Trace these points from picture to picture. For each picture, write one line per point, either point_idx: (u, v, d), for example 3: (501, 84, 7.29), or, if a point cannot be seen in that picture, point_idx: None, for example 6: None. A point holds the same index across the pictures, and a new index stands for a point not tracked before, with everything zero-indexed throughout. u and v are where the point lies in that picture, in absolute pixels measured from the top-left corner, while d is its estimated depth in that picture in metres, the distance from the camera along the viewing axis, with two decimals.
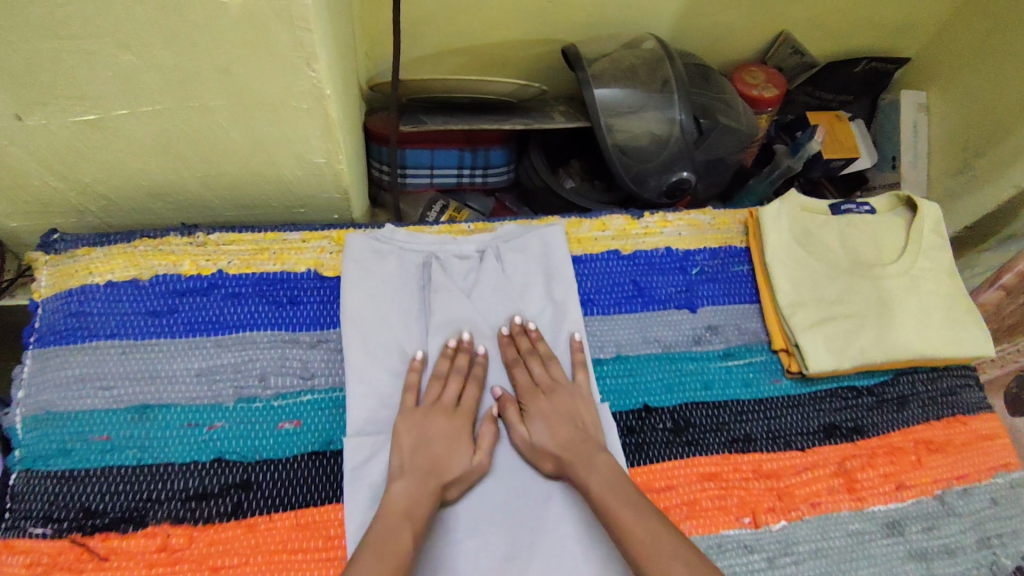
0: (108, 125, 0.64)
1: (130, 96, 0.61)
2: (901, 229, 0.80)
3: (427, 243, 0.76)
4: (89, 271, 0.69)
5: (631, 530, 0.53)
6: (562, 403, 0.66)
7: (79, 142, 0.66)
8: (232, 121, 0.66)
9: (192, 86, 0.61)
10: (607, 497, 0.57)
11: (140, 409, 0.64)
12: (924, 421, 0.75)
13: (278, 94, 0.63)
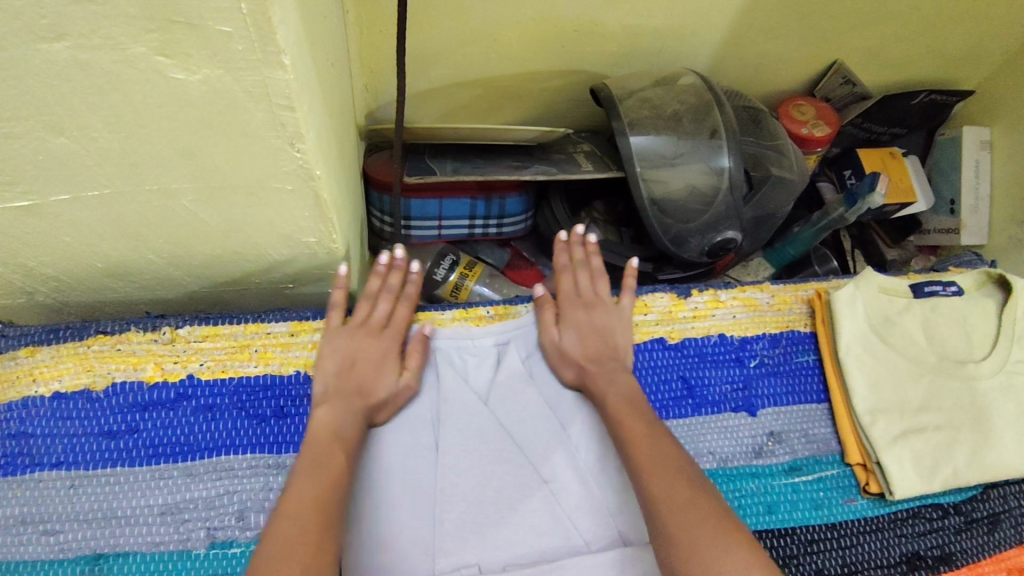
0: (46, 211, 0.51)
1: (71, 181, 0.48)
2: (992, 316, 0.69)
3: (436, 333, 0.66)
4: (32, 378, 0.58)
5: (638, 446, 0.52)
6: (597, 317, 0.65)
7: (11, 229, 0.53)
8: (202, 203, 0.53)
9: (149, 166, 0.48)
10: (623, 414, 0.56)
11: (91, 560, 0.52)
12: (1017, 544, 0.64)
13: (256, 175, 0.51)
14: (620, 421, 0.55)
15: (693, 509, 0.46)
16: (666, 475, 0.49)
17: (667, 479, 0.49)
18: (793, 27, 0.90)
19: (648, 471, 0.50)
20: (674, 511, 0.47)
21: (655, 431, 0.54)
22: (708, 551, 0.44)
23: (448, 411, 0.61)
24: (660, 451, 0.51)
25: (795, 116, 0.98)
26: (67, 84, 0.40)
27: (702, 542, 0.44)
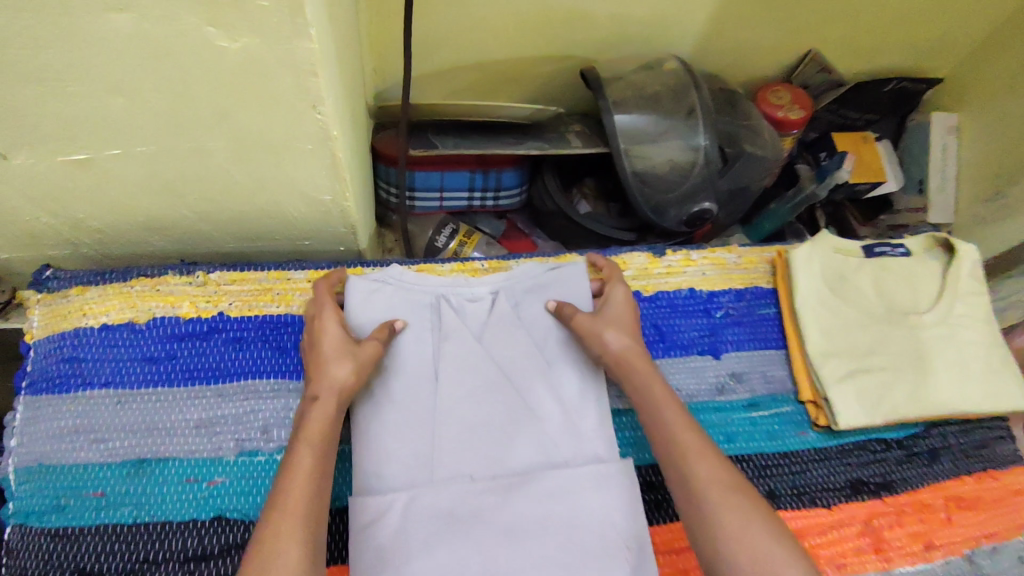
0: (99, 164, 0.60)
1: (122, 137, 0.57)
2: (938, 274, 0.76)
3: (440, 282, 0.73)
4: (82, 313, 0.66)
5: (703, 471, 0.55)
6: (609, 317, 0.68)
7: (69, 184, 0.61)
8: (233, 161, 0.61)
9: (189, 127, 0.57)
10: (678, 426, 0.58)
11: (136, 463, 0.60)
12: (954, 476, 0.72)
13: (281, 136, 0.59)
14: (675, 433, 0.58)
15: (755, 537, 0.50)
16: (726, 497, 0.53)
17: (732, 504, 0.52)
18: (768, 17, 0.98)
19: (708, 494, 0.53)
20: (737, 538, 0.51)
21: (707, 448, 0.57)
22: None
23: (446, 344, 0.68)
24: (717, 476, 0.54)
25: (772, 101, 1.05)
26: (129, 51, 0.48)
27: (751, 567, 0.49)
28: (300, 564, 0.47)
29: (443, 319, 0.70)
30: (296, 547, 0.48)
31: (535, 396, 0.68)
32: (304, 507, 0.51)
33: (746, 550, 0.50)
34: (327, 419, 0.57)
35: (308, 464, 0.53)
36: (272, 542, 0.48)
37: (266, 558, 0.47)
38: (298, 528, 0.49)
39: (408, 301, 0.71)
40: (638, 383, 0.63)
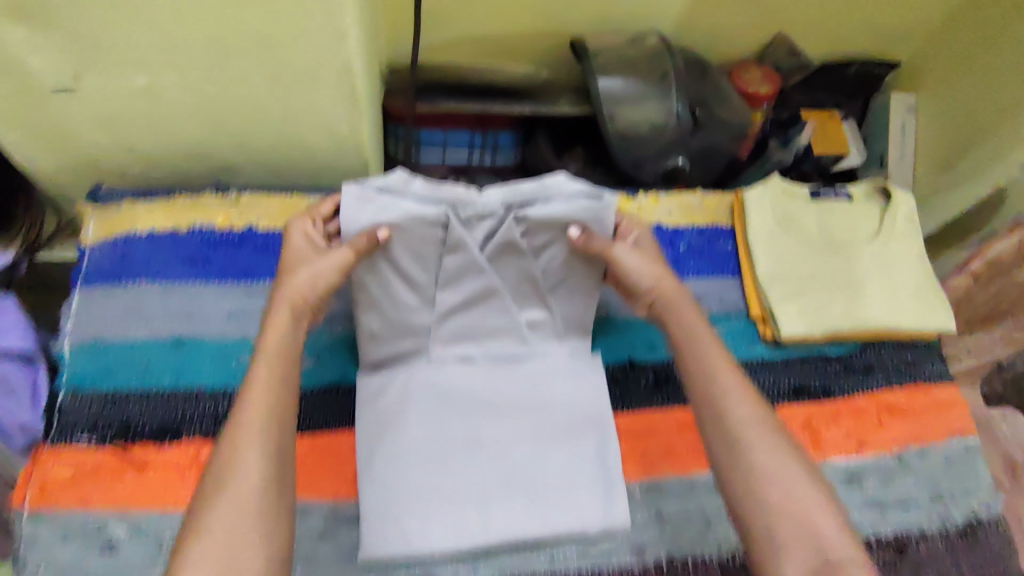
0: (156, 89, 0.69)
1: (179, 62, 0.66)
2: (876, 215, 0.87)
3: (450, 192, 0.70)
4: (131, 221, 0.76)
5: (739, 414, 0.62)
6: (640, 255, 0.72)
7: (127, 107, 0.70)
8: (269, 90, 0.71)
9: (237, 57, 0.67)
10: (719, 367, 0.65)
11: (177, 342, 0.71)
12: (886, 386, 0.82)
13: (310, 67, 0.69)
14: (716, 375, 0.65)
15: (786, 474, 0.59)
16: (760, 436, 0.61)
17: (765, 444, 0.60)
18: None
19: (745, 434, 0.61)
20: (772, 472, 0.59)
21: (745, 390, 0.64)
22: (798, 506, 0.57)
23: (450, 258, 0.70)
24: (753, 417, 0.62)
25: (743, 77, 1.16)
26: None
27: (779, 500, 0.57)
28: (261, 473, 0.53)
29: (449, 234, 0.69)
30: (256, 457, 0.54)
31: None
32: (264, 421, 0.56)
33: (781, 483, 0.58)
34: (283, 338, 0.61)
35: (264, 378, 0.58)
36: (232, 453, 0.54)
37: (224, 470, 0.53)
38: (259, 439, 0.55)
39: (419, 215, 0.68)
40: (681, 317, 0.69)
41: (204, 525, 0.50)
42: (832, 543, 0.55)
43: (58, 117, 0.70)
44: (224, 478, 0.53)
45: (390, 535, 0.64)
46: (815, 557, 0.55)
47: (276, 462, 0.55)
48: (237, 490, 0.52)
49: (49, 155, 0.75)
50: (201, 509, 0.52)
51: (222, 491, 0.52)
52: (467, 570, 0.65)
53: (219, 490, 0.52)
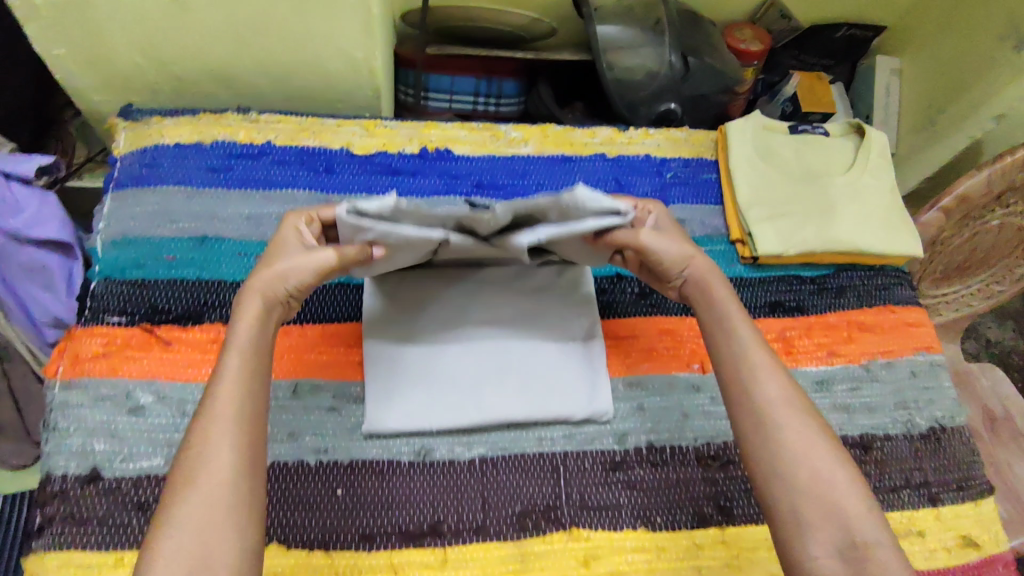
0: (191, 6, 0.74)
1: None
2: (851, 150, 0.93)
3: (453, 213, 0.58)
4: (160, 134, 0.83)
5: (769, 389, 0.60)
6: (668, 241, 0.68)
7: (162, 25, 0.76)
8: (292, 11, 0.76)
9: None
10: (748, 345, 0.63)
11: (200, 239, 0.77)
12: (858, 307, 0.87)
13: None
14: (746, 353, 0.63)
15: (813, 453, 0.57)
16: (788, 415, 0.59)
17: (795, 424, 0.58)
18: None
19: (777, 414, 0.59)
20: (799, 451, 0.57)
21: (776, 369, 0.62)
22: (826, 484, 0.55)
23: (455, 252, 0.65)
24: (783, 397, 0.60)
25: (734, 36, 1.21)
26: None
27: (807, 479, 0.56)
28: (234, 466, 0.51)
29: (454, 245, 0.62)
30: (230, 451, 0.52)
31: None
32: (237, 415, 0.54)
33: (807, 462, 0.56)
34: (255, 331, 0.58)
35: (236, 371, 0.55)
36: (204, 445, 0.52)
37: (195, 462, 0.51)
38: (234, 434, 0.53)
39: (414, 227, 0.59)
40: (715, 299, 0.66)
41: (179, 516, 0.49)
42: (858, 523, 0.54)
43: (99, 32, 0.76)
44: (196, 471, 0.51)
45: (395, 411, 0.70)
46: (843, 537, 0.53)
47: (248, 458, 0.52)
48: (211, 478, 0.50)
49: (87, 70, 0.81)
50: (173, 497, 0.50)
51: (195, 483, 0.50)
52: (463, 446, 0.71)
53: (193, 480, 0.50)
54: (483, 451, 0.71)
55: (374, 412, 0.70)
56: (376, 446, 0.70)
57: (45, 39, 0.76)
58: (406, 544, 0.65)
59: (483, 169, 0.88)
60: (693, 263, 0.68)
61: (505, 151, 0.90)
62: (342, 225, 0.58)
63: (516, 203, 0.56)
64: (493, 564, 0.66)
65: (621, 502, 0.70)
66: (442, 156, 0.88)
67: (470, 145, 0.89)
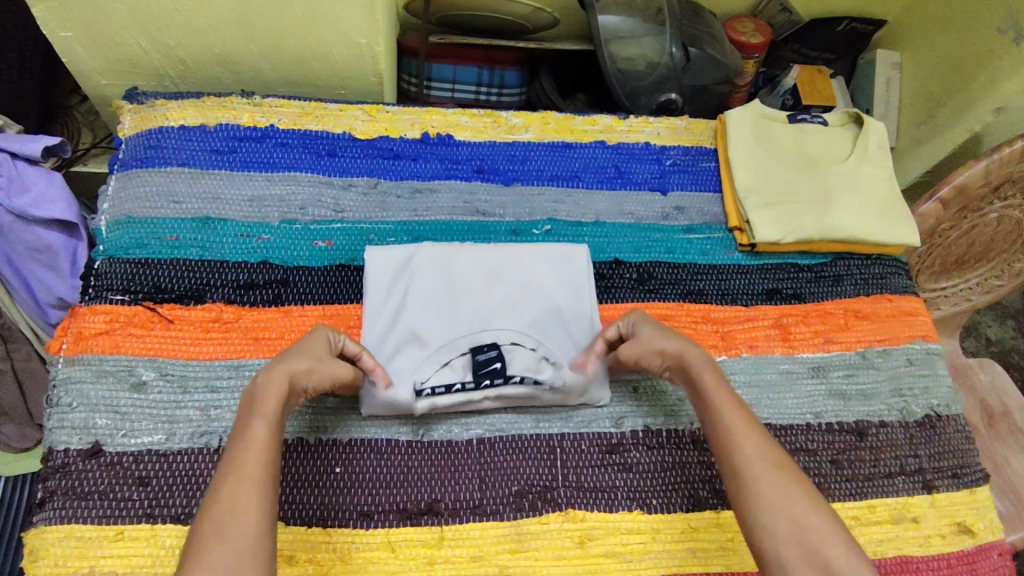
0: None
1: None
2: (849, 140, 0.94)
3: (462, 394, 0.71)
4: (165, 117, 0.84)
5: (747, 449, 0.61)
6: (643, 339, 0.71)
7: (168, 7, 0.76)
8: None
9: None
10: (726, 409, 0.64)
11: (203, 220, 0.78)
12: (855, 295, 0.87)
13: None
14: (725, 413, 0.64)
15: (795, 507, 0.57)
16: (770, 472, 0.59)
17: (776, 481, 0.58)
18: None
19: (755, 470, 0.59)
20: (779, 504, 0.57)
21: (755, 429, 0.63)
22: (810, 533, 0.55)
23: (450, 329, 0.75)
24: (764, 455, 0.60)
25: (735, 28, 1.22)
26: None
27: (788, 531, 0.56)
28: (259, 523, 0.52)
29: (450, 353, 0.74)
30: (256, 507, 0.53)
31: (503, 204, 0.86)
32: (262, 476, 0.54)
33: (787, 514, 0.56)
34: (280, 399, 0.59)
35: (262, 433, 0.57)
36: (230, 503, 0.52)
37: (225, 513, 0.51)
38: (261, 493, 0.53)
39: (433, 377, 0.72)
40: (692, 371, 0.68)
41: (204, 559, 0.49)
42: (842, 565, 0.53)
43: (106, 15, 0.76)
44: (224, 523, 0.51)
45: (392, 394, 0.70)
46: None
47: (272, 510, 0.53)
48: (238, 532, 0.51)
49: (93, 53, 0.82)
50: (195, 549, 0.50)
51: (221, 536, 0.50)
52: (460, 426, 0.72)
53: (219, 533, 0.50)
54: (480, 431, 0.72)
55: (369, 392, 0.70)
56: (374, 427, 0.70)
57: (53, 21, 0.77)
58: (404, 523, 0.66)
59: (483, 154, 0.89)
60: (666, 345, 0.70)
61: (505, 137, 0.90)
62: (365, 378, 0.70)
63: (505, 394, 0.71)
64: (489, 544, 0.66)
65: (617, 484, 0.71)
66: (443, 142, 0.88)
67: (471, 131, 0.90)
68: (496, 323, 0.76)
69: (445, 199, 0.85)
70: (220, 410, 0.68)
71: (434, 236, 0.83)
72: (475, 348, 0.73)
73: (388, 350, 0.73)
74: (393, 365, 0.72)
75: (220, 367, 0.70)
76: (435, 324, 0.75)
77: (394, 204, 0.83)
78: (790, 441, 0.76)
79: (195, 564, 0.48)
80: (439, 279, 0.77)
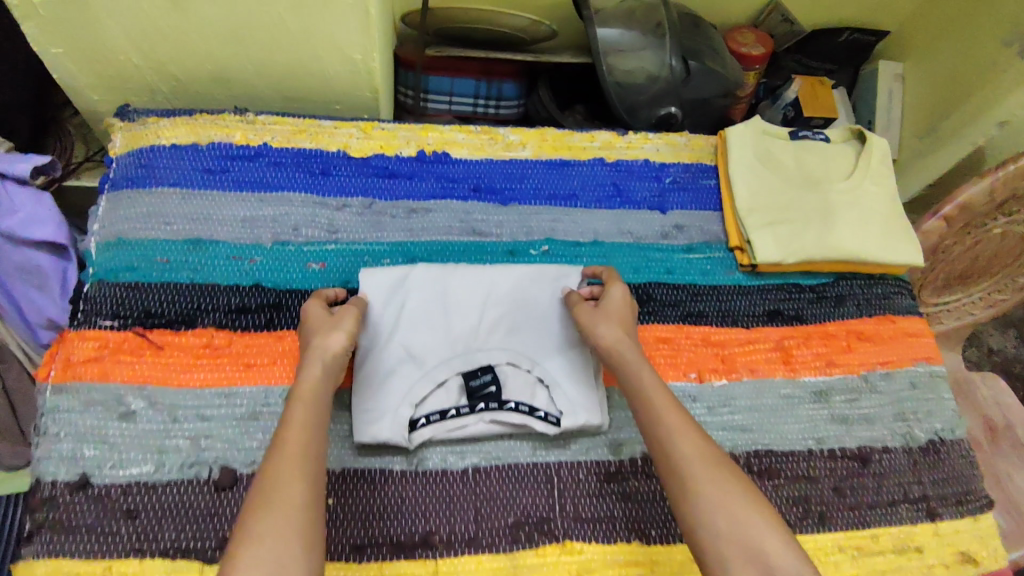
0: (188, 6, 0.73)
1: None
2: (851, 157, 0.92)
3: (457, 424, 0.70)
4: (157, 135, 0.82)
5: (683, 444, 0.60)
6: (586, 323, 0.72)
7: (159, 24, 0.75)
8: (290, 12, 0.75)
9: None
10: (661, 404, 0.63)
11: (194, 242, 0.77)
12: (858, 316, 0.86)
13: None
14: (660, 409, 0.63)
15: (732, 503, 0.56)
16: (708, 470, 0.58)
17: (714, 478, 0.58)
18: None
19: (693, 467, 0.59)
20: (717, 502, 0.57)
21: (689, 426, 0.62)
22: (748, 531, 0.55)
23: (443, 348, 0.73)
24: (701, 451, 0.60)
25: (736, 40, 1.20)
26: None
27: (729, 529, 0.55)
28: (305, 497, 0.54)
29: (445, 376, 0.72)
30: (300, 483, 0.54)
31: (500, 223, 0.84)
32: (303, 454, 0.56)
33: (726, 512, 0.56)
34: (318, 383, 0.62)
35: (300, 418, 0.59)
36: (275, 480, 0.54)
37: (272, 489, 0.53)
38: (303, 471, 0.55)
39: (427, 401, 0.71)
40: (620, 365, 0.68)
41: (250, 533, 0.50)
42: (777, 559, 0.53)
43: (97, 32, 0.75)
44: (271, 498, 0.53)
45: (387, 424, 0.68)
46: None
47: (316, 488, 0.55)
48: (284, 507, 0.52)
49: (84, 70, 0.80)
50: (242, 525, 0.52)
51: (268, 509, 0.52)
52: (455, 455, 0.71)
53: (267, 507, 0.52)
54: (476, 460, 0.70)
55: (363, 421, 0.68)
56: (367, 457, 0.69)
57: (42, 38, 0.75)
58: (396, 557, 0.65)
59: (480, 172, 0.87)
60: (605, 334, 0.70)
61: (503, 155, 0.89)
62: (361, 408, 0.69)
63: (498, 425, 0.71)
64: None
65: (615, 514, 0.70)
66: (439, 160, 0.87)
67: (468, 148, 0.88)
68: (492, 342, 0.75)
69: (440, 218, 0.83)
70: (210, 440, 0.67)
71: (429, 257, 0.81)
72: (470, 371, 0.73)
73: (383, 371, 0.71)
74: (389, 386, 0.70)
75: (210, 395, 0.69)
76: (430, 345, 0.73)
77: (389, 225, 0.82)
78: (793, 467, 0.75)
79: (246, 534, 0.50)
80: (434, 297, 0.75)
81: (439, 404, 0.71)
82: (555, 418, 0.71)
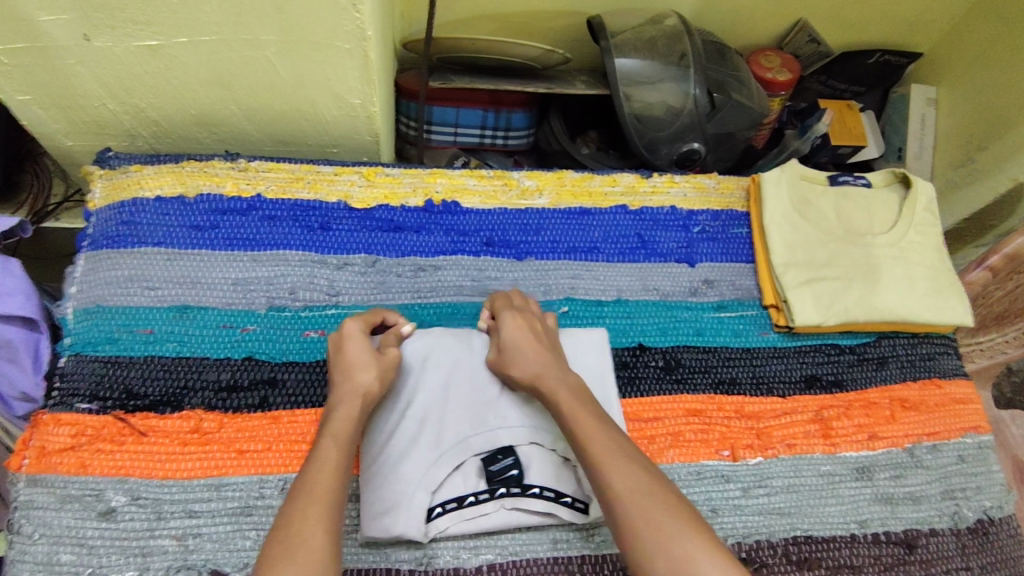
0: (167, 52, 0.65)
1: (193, 20, 0.62)
2: (895, 204, 0.86)
3: (477, 511, 0.64)
4: (139, 186, 0.74)
5: (601, 451, 0.56)
6: (512, 348, 0.66)
7: (136, 70, 0.67)
8: (280, 56, 0.67)
9: (248, 19, 0.62)
10: (576, 415, 0.59)
11: (181, 309, 0.70)
12: (901, 380, 0.80)
13: (325, 32, 0.64)
14: (589, 443, 0.56)
15: (656, 514, 0.51)
16: (642, 503, 0.52)
17: (648, 510, 0.51)
18: None
19: (625, 503, 0.52)
20: (649, 530, 0.50)
21: (609, 433, 0.57)
22: (685, 562, 0.48)
23: (459, 425, 0.66)
24: (632, 481, 0.53)
25: (761, 64, 1.12)
26: None
27: (654, 539, 0.50)
28: (328, 542, 0.48)
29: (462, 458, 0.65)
30: (325, 528, 0.49)
31: (515, 281, 0.78)
32: (331, 496, 0.51)
33: (657, 545, 0.50)
34: (353, 423, 0.58)
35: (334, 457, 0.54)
36: (298, 523, 0.48)
37: (293, 533, 0.48)
38: (324, 513, 0.49)
39: (443, 485, 0.64)
40: (546, 396, 0.62)
41: None
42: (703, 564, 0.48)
43: (68, 78, 0.68)
44: (293, 547, 0.47)
45: (402, 517, 0.61)
46: None
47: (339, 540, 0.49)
48: (305, 555, 0.46)
49: (57, 115, 0.73)
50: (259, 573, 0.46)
51: (291, 557, 0.46)
52: (469, 550, 0.64)
53: (289, 555, 0.46)
54: (491, 557, 0.64)
55: (375, 513, 0.61)
56: (373, 554, 0.63)
57: (6, 85, 0.68)
58: None
59: (492, 224, 0.80)
60: (527, 369, 0.64)
61: (517, 203, 0.82)
62: (370, 502, 0.62)
63: (520, 510, 0.65)
64: None
65: None
66: (449, 210, 0.80)
67: (479, 196, 0.81)
68: (513, 419, 0.67)
69: (450, 276, 0.77)
70: (199, 539, 0.61)
71: (438, 321, 0.75)
72: (490, 454, 0.65)
73: (395, 455, 0.64)
74: (401, 473, 0.63)
75: (198, 487, 0.63)
76: (445, 423, 0.66)
77: (395, 285, 0.75)
78: (835, 556, 0.69)
79: None
80: (449, 370, 0.69)
81: (455, 487, 0.64)
82: (583, 504, 0.65)
